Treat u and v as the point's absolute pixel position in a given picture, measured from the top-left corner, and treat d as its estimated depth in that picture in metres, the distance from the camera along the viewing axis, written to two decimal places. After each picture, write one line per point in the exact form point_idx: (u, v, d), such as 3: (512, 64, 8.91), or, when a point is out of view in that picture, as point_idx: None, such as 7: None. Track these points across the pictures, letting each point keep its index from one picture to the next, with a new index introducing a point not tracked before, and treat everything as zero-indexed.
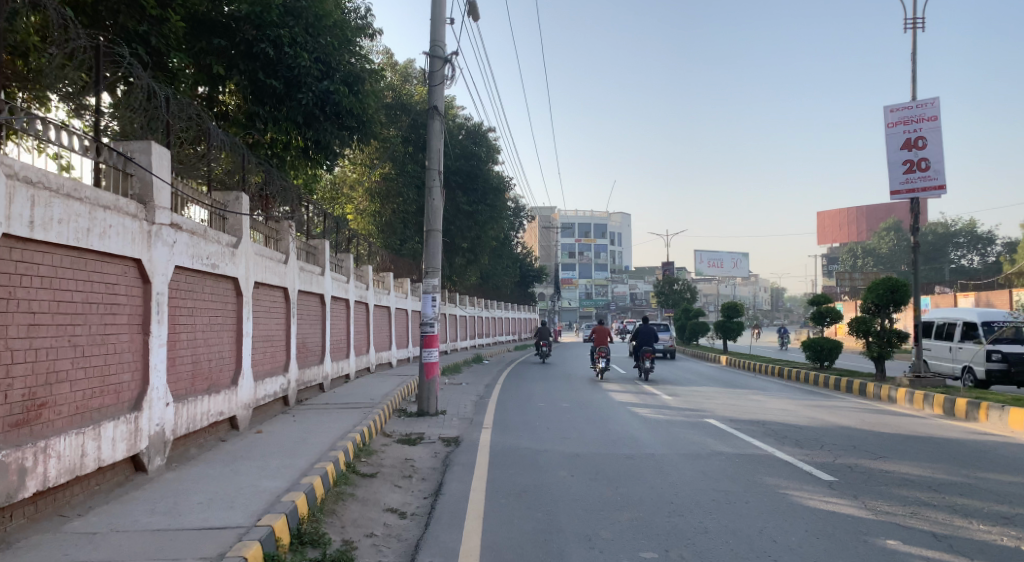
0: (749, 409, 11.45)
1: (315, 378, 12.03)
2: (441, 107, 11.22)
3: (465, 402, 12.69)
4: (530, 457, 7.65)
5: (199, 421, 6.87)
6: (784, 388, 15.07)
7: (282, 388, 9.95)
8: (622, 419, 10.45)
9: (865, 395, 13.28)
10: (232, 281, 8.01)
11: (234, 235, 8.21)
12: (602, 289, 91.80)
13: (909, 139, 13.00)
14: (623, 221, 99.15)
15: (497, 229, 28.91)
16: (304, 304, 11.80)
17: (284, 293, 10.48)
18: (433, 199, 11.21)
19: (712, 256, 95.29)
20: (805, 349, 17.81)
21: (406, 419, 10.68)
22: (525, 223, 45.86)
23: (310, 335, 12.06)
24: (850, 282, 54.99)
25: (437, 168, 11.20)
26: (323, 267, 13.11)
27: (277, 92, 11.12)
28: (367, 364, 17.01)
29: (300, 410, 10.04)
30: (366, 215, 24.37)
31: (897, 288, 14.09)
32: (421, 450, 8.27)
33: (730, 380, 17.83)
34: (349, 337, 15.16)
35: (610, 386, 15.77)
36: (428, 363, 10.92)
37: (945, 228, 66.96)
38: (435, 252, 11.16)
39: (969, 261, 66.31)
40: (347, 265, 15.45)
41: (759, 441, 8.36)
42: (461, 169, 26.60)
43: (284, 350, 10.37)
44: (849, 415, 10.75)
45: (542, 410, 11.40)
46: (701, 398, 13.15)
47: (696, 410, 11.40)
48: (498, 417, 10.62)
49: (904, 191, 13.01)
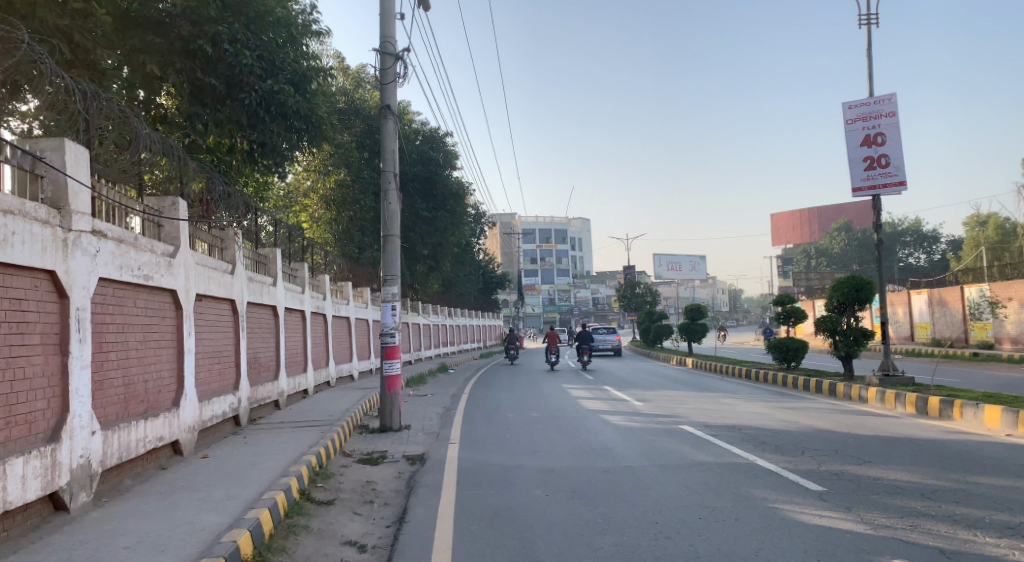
0: (722, 414, 11.15)
1: (269, 395, 11.33)
2: (395, 106, 10.68)
3: (430, 415, 12.13)
4: (501, 475, 7.16)
5: (135, 449, 6.18)
6: (754, 390, 14.90)
7: (231, 407, 9.24)
8: (594, 428, 10.03)
9: (836, 395, 13.14)
10: (170, 293, 7.36)
11: (171, 244, 7.56)
12: (564, 294, 91.84)
13: (868, 135, 12.93)
14: (583, 226, 99.46)
15: (457, 235, 28.36)
16: (255, 318, 11.11)
17: (232, 305, 9.79)
18: (389, 203, 10.66)
19: (671, 260, 96.21)
20: (771, 350, 17.71)
21: (367, 436, 10.08)
22: (485, 230, 45.34)
23: (263, 350, 11.35)
24: (806, 282, 56.02)
25: (392, 170, 10.65)
26: (275, 277, 12.40)
27: (218, 91, 10.45)
28: (326, 378, 16.29)
29: (251, 431, 9.36)
30: (322, 222, 23.57)
31: (862, 285, 14.01)
32: (384, 471, 7.69)
33: (698, 383, 17.62)
34: (305, 350, 14.45)
35: (579, 393, 15.39)
36: (390, 376, 10.33)
37: (893, 228, 68.81)
38: (394, 258, 10.61)
39: (916, 259, 68.30)
40: (302, 275, 14.74)
41: (738, 449, 8.01)
42: (419, 174, 25.98)
43: (233, 367, 9.68)
44: (823, 417, 10.54)
45: (511, 421, 10.91)
46: (672, 403, 12.83)
47: (670, 416, 11.06)
48: (465, 430, 10.08)
49: (865, 187, 12.91)
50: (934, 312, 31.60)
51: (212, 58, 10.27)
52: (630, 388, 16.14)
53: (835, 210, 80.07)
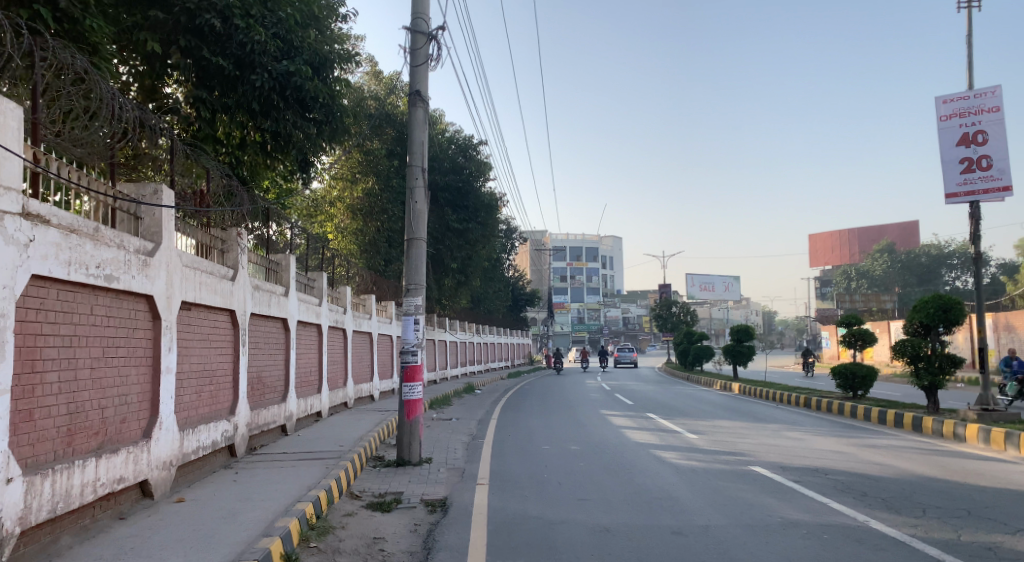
0: (796, 453, 9.56)
1: (275, 420, 10.03)
2: (426, 92, 9.37)
3: (455, 445, 10.73)
4: (543, 536, 5.66)
5: (81, 496, 4.87)
6: (819, 423, 13.22)
7: (224, 435, 7.93)
8: (648, 468, 8.48)
9: (922, 431, 11.40)
10: (144, 299, 6.07)
11: (151, 239, 6.29)
12: (595, 313, 90.11)
13: (966, 134, 11.32)
14: (615, 245, 97.77)
15: (489, 249, 27.09)
16: (261, 332, 9.87)
17: (231, 317, 8.52)
18: (414, 201, 9.35)
19: (705, 280, 93.77)
20: (834, 376, 15.94)
21: (382, 471, 8.69)
22: (517, 244, 44.00)
23: (268, 368, 10.05)
24: (850, 304, 53.50)
25: (421, 164, 9.35)
26: (288, 286, 11.13)
27: (227, 74, 9.28)
28: (344, 398, 14.99)
29: (247, 464, 8.02)
30: (347, 233, 22.54)
31: (951, 306, 12.24)
32: (397, 522, 6.27)
33: (750, 411, 15.95)
34: (321, 368, 13.22)
35: (620, 420, 13.89)
36: (411, 401, 8.95)
37: (939, 249, 66.02)
38: (418, 266, 9.26)
39: (964, 282, 65.44)
40: (319, 285, 13.50)
41: (837, 503, 6.44)
42: (450, 184, 24.79)
43: (228, 389, 8.38)
44: (920, 459, 8.88)
45: (550, 456, 9.45)
46: (731, 437, 11.21)
47: (734, 454, 9.50)
48: (495, 468, 8.60)
49: (962, 193, 11.25)
50: (999, 338, 29.30)
51: (220, 36, 9.13)
52: (677, 416, 14.55)
53: (876, 231, 77.18)
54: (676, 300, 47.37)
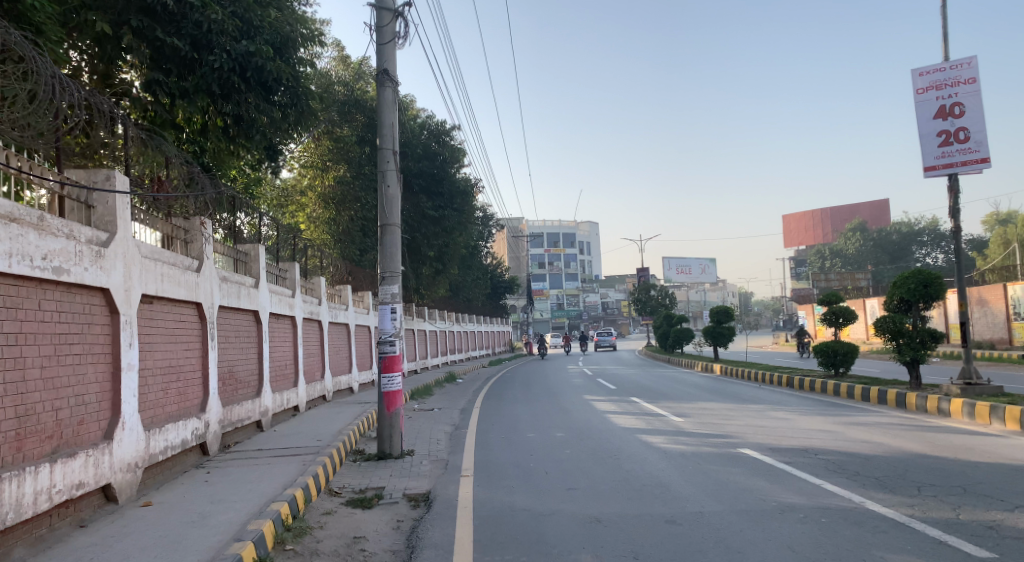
0: (783, 433, 9.44)
1: (249, 416, 9.68)
2: (394, 71, 9.00)
3: (437, 435, 10.46)
4: (532, 529, 5.42)
5: (34, 505, 4.53)
6: (803, 401, 13.16)
7: (195, 434, 7.58)
8: (635, 453, 8.29)
9: (906, 407, 11.36)
10: (99, 292, 5.70)
11: (104, 229, 5.90)
12: (574, 299, 90.20)
13: (943, 106, 11.20)
14: (592, 231, 97.79)
15: (465, 236, 26.73)
16: (231, 325, 9.49)
17: (198, 310, 8.13)
18: (386, 185, 9.00)
19: (682, 263, 94.25)
20: (816, 354, 15.92)
21: (362, 466, 8.40)
22: (493, 231, 43.63)
23: (240, 363, 9.69)
24: (825, 283, 53.99)
25: (391, 147, 9.00)
26: (258, 278, 10.74)
27: (182, 54, 8.82)
28: (322, 391, 14.63)
29: (220, 463, 7.68)
30: (320, 222, 22.07)
31: (932, 281, 12.19)
32: (378, 519, 5.99)
33: (733, 392, 15.89)
34: (296, 362, 12.85)
35: (604, 405, 13.72)
36: (390, 392, 8.66)
37: (910, 227, 66.96)
38: (393, 252, 8.93)
39: (935, 259, 66.51)
40: (292, 276, 13.10)
41: (831, 483, 6.29)
42: (425, 171, 24.32)
43: (198, 385, 8.02)
44: (908, 435, 8.80)
45: (535, 444, 9.22)
46: (717, 419, 11.07)
47: (721, 436, 9.35)
48: (479, 459, 8.35)
49: (941, 166, 11.15)
50: (972, 312, 29.64)
51: (175, 15, 8.71)
52: (661, 399, 14.42)
53: (848, 210, 77.99)
54: (654, 283, 47.43)
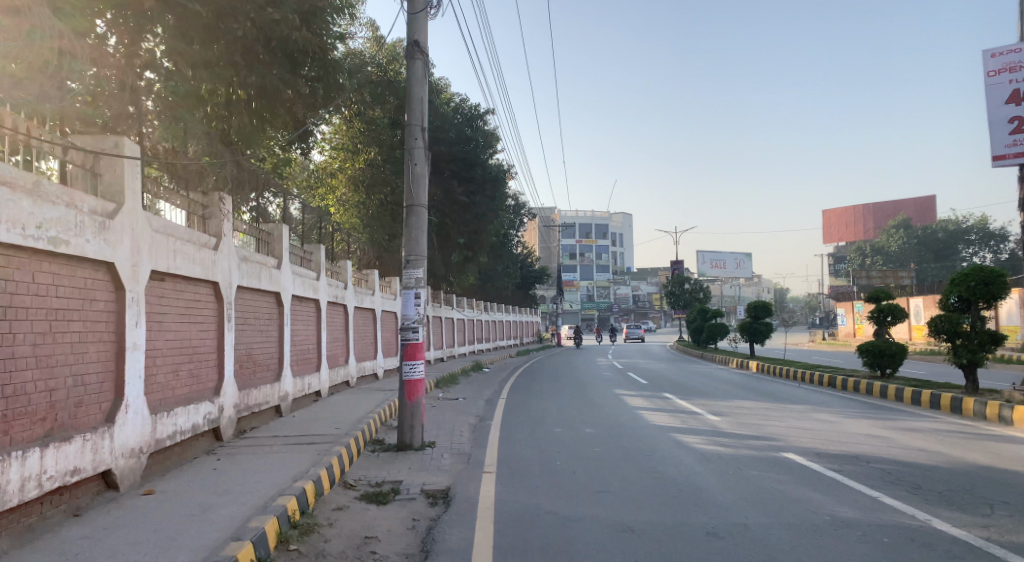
0: (830, 437, 8.81)
1: (267, 400, 9.38)
2: (425, 43, 8.53)
3: (461, 427, 10.06)
4: (558, 535, 4.95)
5: (22, 491, 4.20)
6: (847, 403, 12.45)
7: (207, 418, 7.26)
8: (670, 455, 7.75)
9: (961, 414, 10.60)
10: (103, 266, 5.37)
11: (113, 200, 5.57)
12: (605, 291, 89.20)
13: (1017, 90, 10.40)
14: (625, 222, 96.62)
15: (496, 223, 26.30)
16: (251, 306, 9.19)
17: (215, 290, 7.82)
18: (413, 163, 8.56)
19: (716, 257, 92.60)
20: (861, 354, 15.12)
21: (381, 457, 8.03)
22: (525, 219, 43.09)
23: (260, 346, 9.37)
24: (866, 280, 52.41)
25: (420, 123, 8.55)
26: (280, 259, 10.37)
27: (204, 23, 8.38)
28: (345, 377, 14.37)
29: (233, 450, 7.37)
30: (350, 206, 21.86)
31: (994, 279, 11.34)
32: (392, 516, 5.58)
33: (770, 390, 15.20)
34: (320, 346, 12.57)
35: (635, 400, 13.19)
36: (412, 381, 8.26)
37: (956, 225, 64.72)
38: (419, 233, 8.53)
39: (981, 259, 64.31)
40: (317, 258, 12.76)
41: (889, 497, 5.69)
42: (457, 156, 23.76)
43: (212, 368, 7.71)
44: (968, 444, 8.10)
45: (563, 440, 8.76)
46: (756, 420, 10.44)
47: (762, 438, 8.77)
48: (503, 454, 7.90)
49: (1010, 155, 10.41)
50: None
51: None
52: (695, 396, 13.83)
53: (891, 206, 75.53)
54: (688, 276, 46.39)
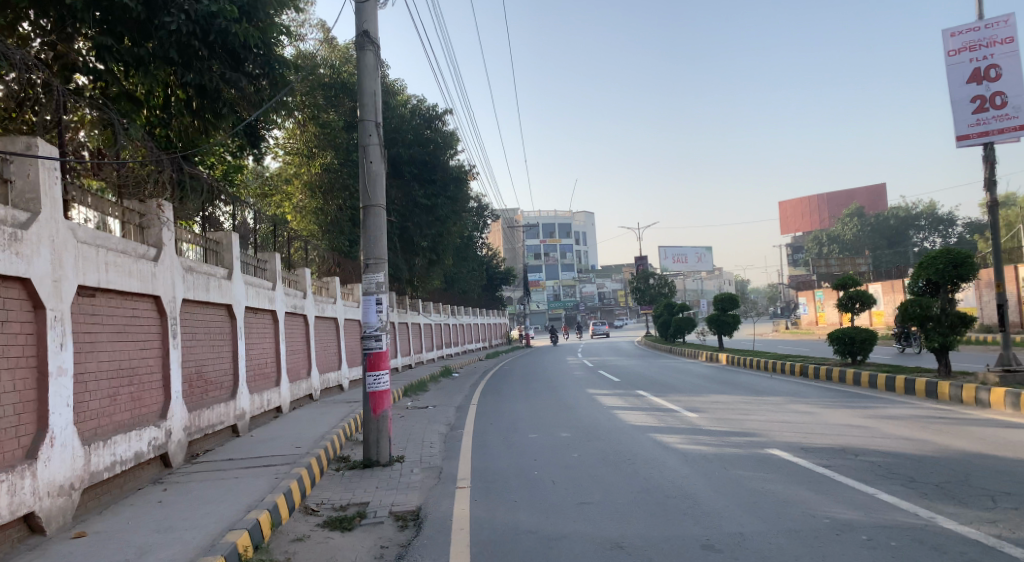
0: (811, 429, 8.58)
1: (221, 420, 8.77)
2: (375, 32, 8.06)
3: (431, 438, 9.58)
4: (541, 557, 4.53)
5: None
6: (822, 392, 12.32)
7: (152, 444, 6.66)
8: (652, 457, 7.39)
9: (936, 398, 10.50)
10: (18, 283, 4.78)
11: (26, 210, 4.98)
12: (571, 290, 89.40)
13: (978, 69, 10.34)
14: (588, 221, 96.90)
15: (459, 225, 25.84)
16: (200, 320, 8.58)
17: (156, 304, 7.22)
18: (368, 161, 8.07)
19: (678, 252, 93.52)
20: (831, 342, 15.06)
21: (346, 476, 7.52)
22: (490, 221, 42.67)
23: (211, 362, 8.76)
24: (825, 268, 53.39)
25: (373, 118, 8.08)
26: (231, 268, 9.75)
27: (136, 17, 7.84)
28: (308, 390, 13.76)
29: (182, 477, 6.79)
30: (308, 213, 21.18)
31: (961, 261, 11.29)
32: (359, 544, 5.11)
33: (744, 383, 15.04)
34: (279, 359, 11.96)
35: (609, 399, 12.88)
36: (377, 392, 7.77)
37: (906, 212, 66.47)
38: (378, 235, 8.04)
39: (931, 243, 66.20)
40: (272, 267, 12.12)
41: (885, 493, 5.41)
42: (416, 158, 23.15)
43: (157, 389, 7.10)
44: (951, 430, 7.93)
45: (538, 446, 8.35)
46: (734, 415, 10.18)
47: (744, 434, 8.50)
48: (477, 466, 7.45)
49: (974, 134, 10.31)
50: (981, 295, 28.77)
51: None
52: (669, 392, 13.57)
53: (845, 196, 77.12)
54: (652, 272, 46.47)
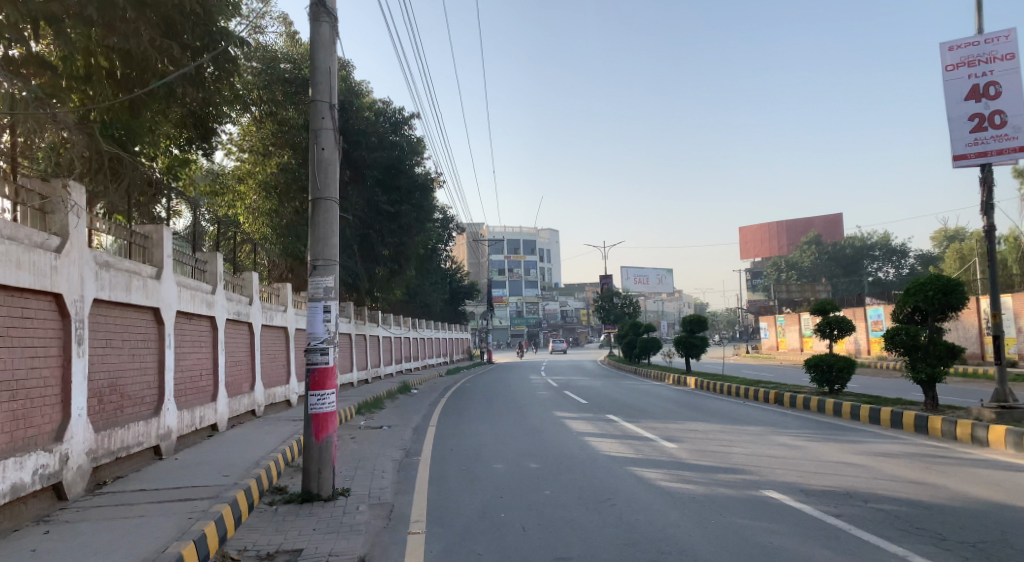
0: (805, 467, 7.80)
1: (139, 441, 7.59)
2: (333, 3, 7.11)
3: (384, 465, 8.52)
4: None
5: None
6: (803, 424, 11.62)
7: (38, 474, 5.52)
8: (634, 498, 6.51)
9: (928, 433, 9.87)
10: None
11: None
12: (533, 307, 88.77)
13: (976, 86, 9.93)
14: (552, 238, 96.45)
15: (423, 234, 24.80)
16: (119, 325, 7.43)
17: (57, 304, 6.09)
18: (320, 148, 7.12)
19: (639, 273, 93.80)
20: (808, 369, 14.43)
21: (280, 513, 6.43)
22: (455, 234, 41.62)
23: (130, 374, 7.58)
24: (787, 293, 53.71)
25: (327, 99, 7.14)
26: (161, 267, 8.58)
27: None
28: (250, 406, 12.55)
29: (76, 513, 5.64)
30: (262, 215, 19.96)
31: (952, 289, 10.77)
32: None
33: (717, 410, 14.32)
34: (216, 371, 10.75)
35: (579, 424, 12.00)
36: (320, 415, 6.73)
37: (862, 241, 67.75)
38: (330, 234, 7.06)
39: (886, 273, 67.58)
40: (213, 268, 10.92)
41: (915, 554, 4.60)
42: (380, 162, 22.04)
43: (53, 406, 5.96)
44: (958, 472, 7.23)
45: (505, 480, 7.38)
46: (716, 447, 9.33)
47: (733, 471, 7.69)
48: (433, 504, 6.43)
49: (972, 155, 9.91)
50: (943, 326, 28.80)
51: None
52: (642, 418, 12.78)
53: (804, 223, 78.19)
54: (617, 291, 45.93)
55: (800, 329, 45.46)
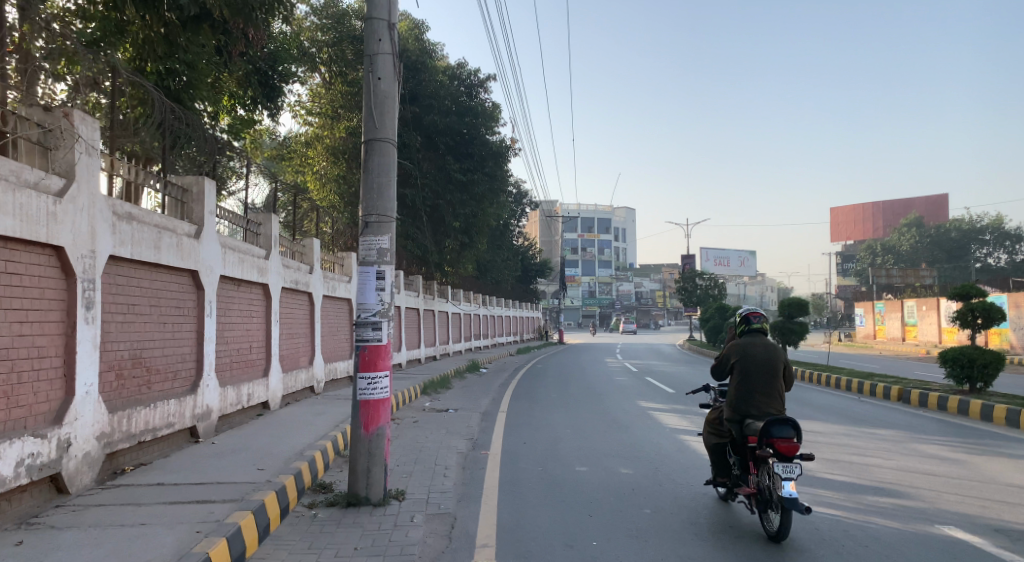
0: (983, 492, 6.04)
1: (170, 422, 6.58)
2: None
3: (448, 460, 7.28)
4: None
5: None
6: (946, 429, 9.68)
7: (25, 464, 4.50)
8: (766, 527, 4.99)
9: None
10: None
11: None
12: (607, 287, 86.71)
13: None
14: (629, 217, 93.56)
15: (497, 206, 23.49)
16: (146, 287, 6.39)
17: (58, 260, 5.06)
18: (376, 77, 5.79)
19: (719, 255, 89.88)
20: (942, 363, 12.30)
21: (319, 521, 5.24)
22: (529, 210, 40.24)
23: (159, 346, 6.58)
24: (885, 278, 49.65)
25: (385, 17, 5.81)
26: (202, 225, 7.53)
27: None
28: (308, 382, 11.61)
29: (70, 513, 4.59)
30: (330, 181, 18.52)
31: None
32: None
33: (831, 405, 12.45)
34: (269, 343, 9.77)
35: (672, 418, 10.44)
36: (371, 403, 5.48)
37: (970, 224, 61.96)
38: (386, 181, 5.76)
39: (995, 259, 61.49)
40: (267, 231, 9.91)
41: None
42: (452, 128, 20.81)
43: (50, 383, 4.93)
44: None
45: (593, 491, 5.97)
46: (849, 456, 7.60)
47: (886, 491, 6.03)
48: (506, 523, 5.10)
49: None
50: None
51: None
52: None
53: (903, 204, 72.55)
54: (700, 272, 43.49)
55: (902, 317, 41.84)
